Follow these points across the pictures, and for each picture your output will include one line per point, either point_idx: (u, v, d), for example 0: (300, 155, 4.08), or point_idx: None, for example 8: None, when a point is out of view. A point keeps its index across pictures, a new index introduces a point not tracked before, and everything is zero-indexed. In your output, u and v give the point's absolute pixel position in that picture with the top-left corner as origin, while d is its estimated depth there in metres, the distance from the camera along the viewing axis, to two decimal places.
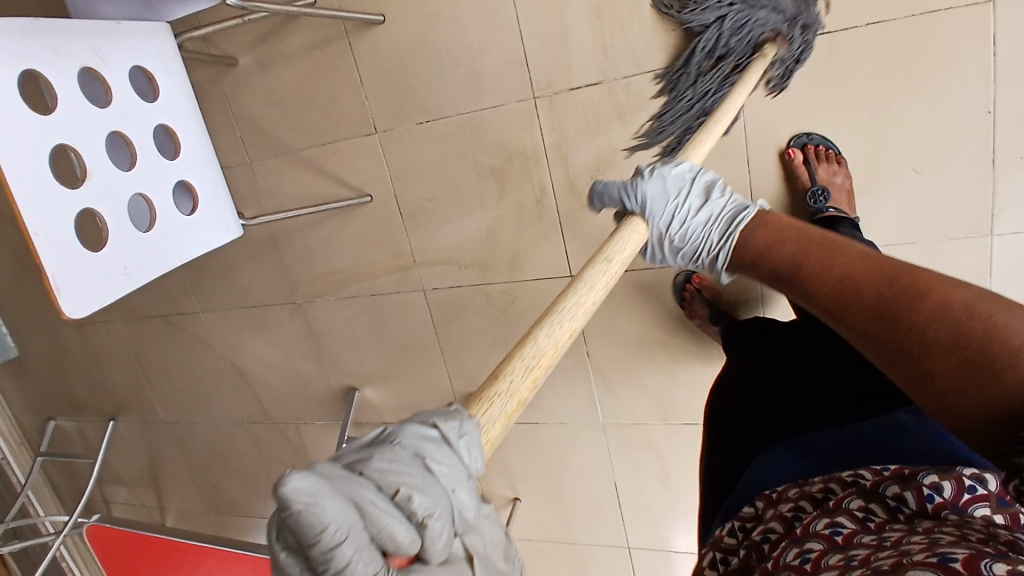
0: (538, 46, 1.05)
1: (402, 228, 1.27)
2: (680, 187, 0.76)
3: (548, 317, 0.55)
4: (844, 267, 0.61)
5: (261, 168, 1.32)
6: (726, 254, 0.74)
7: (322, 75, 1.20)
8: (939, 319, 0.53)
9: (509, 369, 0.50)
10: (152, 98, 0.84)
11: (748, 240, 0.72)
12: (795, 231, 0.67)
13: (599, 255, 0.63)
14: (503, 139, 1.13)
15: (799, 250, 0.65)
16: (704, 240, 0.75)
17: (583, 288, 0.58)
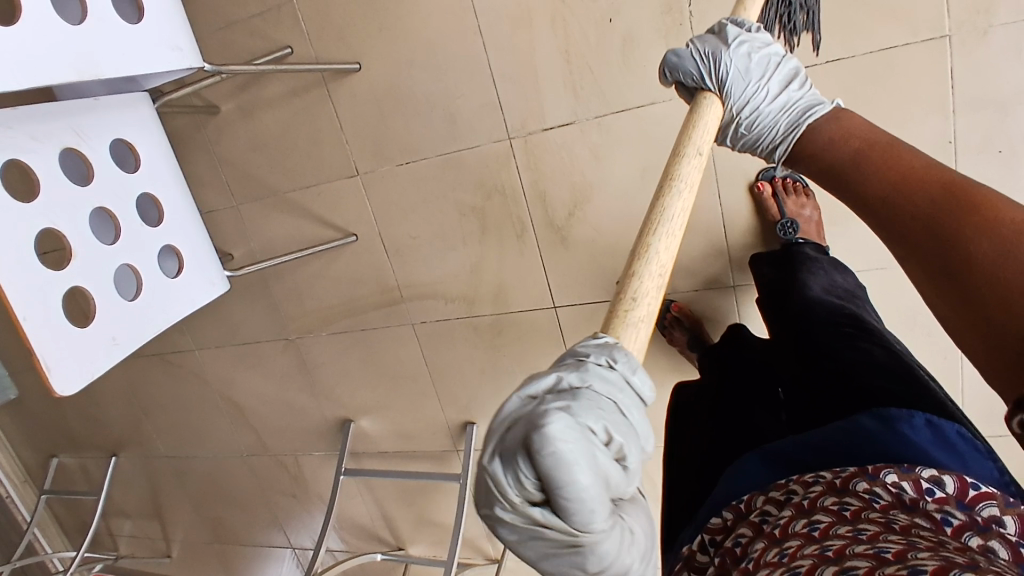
0: (512, 87, 1.07)
1: (388, 265, 1.29)
2: (763, 69, 0.72)
3: (653, 224, 0.54)
4: (904, 171, 0.61)
5: (246, 211, 1.34)
6: (788, 147, 0.73)
7: (302, 121, 1.22)
8: (988, 237, 0.53)
9: (638, 287, 0.50)
10: (133, 168, 0.84)
11: (817, 133, 0.71)
12: (865, 131, 0.66)
13: (688, 148, 0.60)
14: (482, 178, 1.15)
15: (860, 151, 0.65)
16: (770, 128, 0.73)
17: (680, 194, 0.56)
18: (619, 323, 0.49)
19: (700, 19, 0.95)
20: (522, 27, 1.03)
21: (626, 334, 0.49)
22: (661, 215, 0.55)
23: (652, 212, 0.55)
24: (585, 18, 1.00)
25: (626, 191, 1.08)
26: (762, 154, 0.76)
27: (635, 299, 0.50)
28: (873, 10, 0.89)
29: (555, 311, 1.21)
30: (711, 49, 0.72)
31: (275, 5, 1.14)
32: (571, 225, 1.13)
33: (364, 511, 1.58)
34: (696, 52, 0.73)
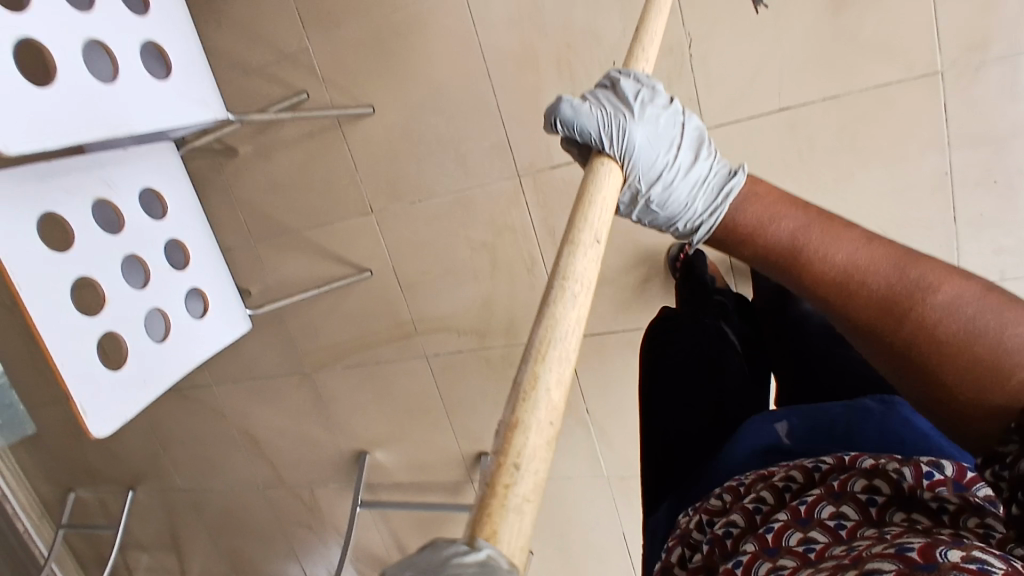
0: (520, 128, 1.11)
1: (401, 299, 1.32)
2: (670, 140, 0.69)
3: (541, 347, 0.44)
4: (848, 258, 0.61)
5: (263, 248, 1.38)
6: (708, 229, 0.69)
7: (317, 163, 1.26)
8: (965, 332, 0.56)
9: (529, 416, 0.40)
10: (160, 217, 0.87)
11: (738, 213, 0.68)
12: (787, 204, 0.66)
13: (576, 237, 0.52)
14: (493, 214, 1.19)
15: (796, 236, 0.63)
16: (686, 207, 0.69)
17: (574, 299, 0.48)
18: (493, 511, 0.36)
19: (701, 61, 1.00)
20: (529, 70, 1.06)
21: (503, 533, 0.36)
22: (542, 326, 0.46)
23: (540, 327, 0.46)
24: (590, 61, 1.03)
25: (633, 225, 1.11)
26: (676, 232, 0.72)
27: (516, 464, 0.38)
28: (867, 49, 0.93)
29: None
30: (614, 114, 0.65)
31: (291, 52, 1.18)
32: None
33: (380, 542, 1.59)
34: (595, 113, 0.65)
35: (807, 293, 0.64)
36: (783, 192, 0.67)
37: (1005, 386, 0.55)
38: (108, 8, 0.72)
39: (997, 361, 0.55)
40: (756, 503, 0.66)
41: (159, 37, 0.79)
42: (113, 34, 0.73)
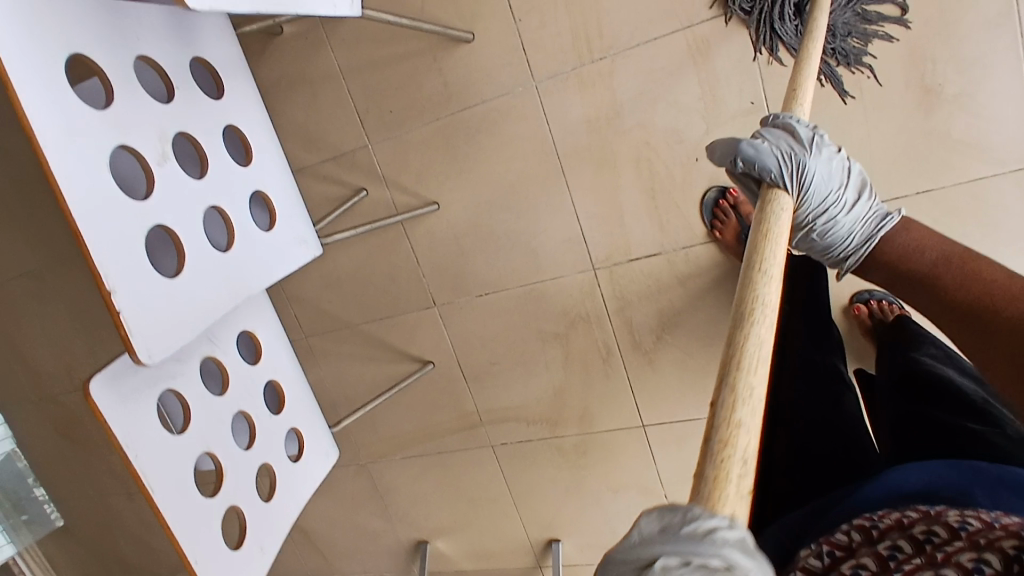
0: (596, 222, 1.08)
1: (466, 390, 1.28)
2: (839, 178, 0.72)
3: (745, 357, 0.41)
4: (980, 281, 0.60)
5: (317, 341, 1.32)
6: (860, 257, 0.74)
7: (377, 258, 1.22)
8: None
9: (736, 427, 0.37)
10: (254, 361, 0.82)
11: (890, 244, 0.71)
12: (940, 240, 0.67)
13: (755, 271, 0.48)
14: (566, 307, 1.16)
15: (938, 262, 0.65)
16: (847, 236, 0.74)
17: (763, 322, 0.44)
18: (718, 490, 0.35)
19: None
20: (606, 168, 1.05)
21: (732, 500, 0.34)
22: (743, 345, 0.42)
23: (736, 346, 0.42)
24: (670, 158, 1.02)
25: (715, 316, 1.09)
26: (832, 258, 0.76)
27: (742, 461, 0.36)
28: (957, 146, 0.92)
29: (643, 430, 1.20)
30: (796, 149, 0.68)
31: (349, 150, 1.14)
32: (658, 348, 1.14)
33: None
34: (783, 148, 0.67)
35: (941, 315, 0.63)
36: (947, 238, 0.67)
37: None
38: (218, 164, 0.65)
39: None
40: (891, 550, 0.45)
41: (262, 180, 0.72)
42: (226, 194, 0.66)
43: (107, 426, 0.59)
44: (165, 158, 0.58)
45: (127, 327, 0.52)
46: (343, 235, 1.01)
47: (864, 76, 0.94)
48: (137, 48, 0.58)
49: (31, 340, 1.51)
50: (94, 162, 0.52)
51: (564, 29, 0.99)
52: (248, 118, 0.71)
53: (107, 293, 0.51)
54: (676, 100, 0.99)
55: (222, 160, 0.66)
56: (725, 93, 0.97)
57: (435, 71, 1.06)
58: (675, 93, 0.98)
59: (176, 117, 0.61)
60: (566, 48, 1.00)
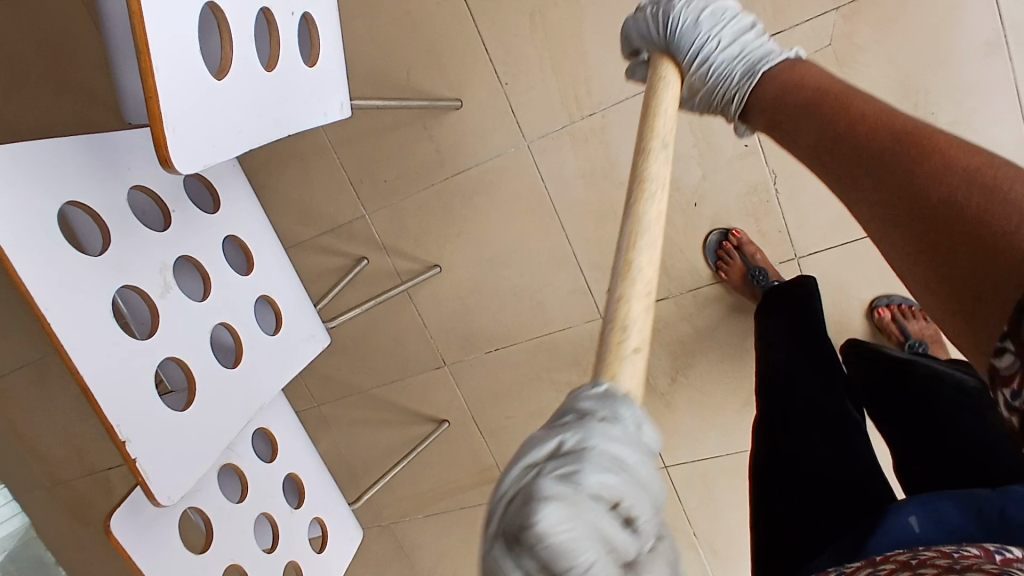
0: (600, 272, 1.08)
1: (484, 445, 1.26)
2: (713, 18, 0.59)
3: (631, 238, 0.43)
4: (856, 118, 0.50)
5: (330, 408, 1.32)
6: (744, 98, 0.60)
7: (385, 321, 1.22)
8: (950, 178, 0.42)
9: (626, 314, 0.39)
10: (270, 460, 0.82)
11: (766, 87, 0.59)
12: (818, 77, 0.56)
13: (653, 140, 0.49)
14: (577, 357, 1.15)
15: (814, 98, 0.53)
16: (726, 79, 0.60)
17: (655, 197, 0.45)
18: (618, 345, 0.38)
19: (788, 195, 0.98)
20: (604, 219, 1.05)
21: (624, 378, 0.37)
22: (635, 215, 0.45)
23: (626, 230, 0.44)
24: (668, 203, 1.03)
25: (728, 354, 1.08)
26: (721, 110, 0.62)
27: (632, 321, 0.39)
28: None
29: (666, 471, 1.18)
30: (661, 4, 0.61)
31: (346, 222, 1.16)
32: (675, 390, 1.13)
33: None
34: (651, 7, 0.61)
35: (814, 153, 0.52)
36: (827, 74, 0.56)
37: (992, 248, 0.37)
38: (221, 282, 0.66)
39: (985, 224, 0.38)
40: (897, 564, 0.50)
41: (266, 285, 0.73)
42: (230, 310, 0.66)
43: (131, 560, 0.59)
44: (168, 290, 0.59)
45: (144, 473, 0.54)
46: (349, 313, 1.01)
47: None
48: (131, 180, 0.59)
49: (43, 432, 1.51)
50: (98, 309, 0.52)
51: (551, 88, 0.99)
52: (247, 224, 0.73)
53: (122, 444, 0.53)
54: None
55: (224, 276, 0.67)
56: (719, 135, 0.98)
57: (427, 138, 1.07)
58: None
59: (175, 244, 0.62)
60: (553, 106, 1.00)
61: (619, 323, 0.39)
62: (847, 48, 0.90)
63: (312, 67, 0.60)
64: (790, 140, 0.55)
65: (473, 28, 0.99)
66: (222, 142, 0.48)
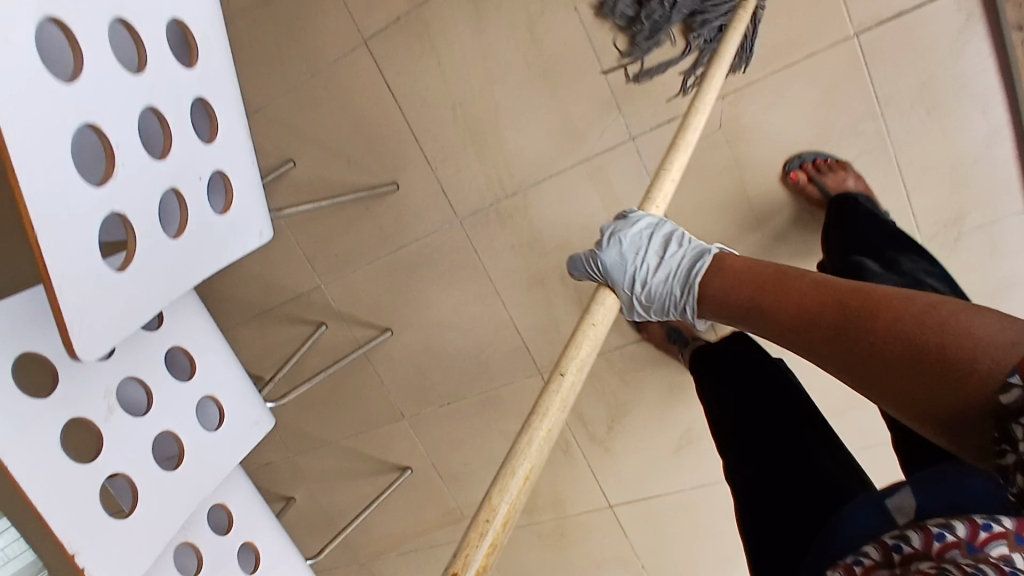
0: (537, 333, 1.16)
1: (444, 489, 1.35)
2: (642, 251, 0.75)
3: (506, 477, 0.55)
4: (799, 300, 0.58)
5: (303, 457, 1.42)
6: (689, 307, 0.72)
7: (347, 380, 1.32)
8: (898, 326, 0.49)
9: (470, 544, 0.51)
10: (225, 531, 0.92)
11: (710, 288, 0.70)
12: (749, 271, 0.65)
13: (555, 375, 0.62)
14: (523, 409, 1.23)
15: (756, 294, 0.62)
16: (665, 296, 0.74)
17: (537, 432, 0.58)
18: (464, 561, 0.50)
19: None
20: (536, 286, 1.13)
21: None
22: (525, 440, 0.58)
23: (507, 465, 0.56)
24: None
25: (658, 403, 1.17)
26: (677, 315, 0.74)
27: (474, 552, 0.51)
28: None
29: (612, 510, 1.27)
30: (593, 249, 0.77)
31: (304, 292, 1.25)
32: (612, 436, 1.22)
33: None
34: (589, 251, 0.78)
35: (777, 331, 0.59)
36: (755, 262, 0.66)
37: (962, 375, 0.44)
38: (163, 392, 0.76)
39: (948, 354, 0.45)
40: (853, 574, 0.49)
41: (209, 387, 0.83)
42: (173, 416, 0.76)
43: None
44: (111, 413, 0.69)
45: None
46: (302, 385, 1.11)
47: (750, 187, 0.99)
48: None
49: None
50: (46, 443, 0.62)
51: (476, 171, 1.08)
52: (192, 335, 0.83)
53: (71, 557, 0.63)
54: (588, 222, 1.06)
55: (167, 386, 0.77)
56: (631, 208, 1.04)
57: (370, 217, 1.16)
58: (584, 218, 1.06)
59: (120, 366, 0.72)
60: (480, 187, 1.09)
61: (461, 557, 0.51)
62: (739, 131, 0.97)
63: (225, 215, 0.69)
64: (752, 324, 0.62)
65: (402, 119, 1.07)
66: (133, 311, 0.58)
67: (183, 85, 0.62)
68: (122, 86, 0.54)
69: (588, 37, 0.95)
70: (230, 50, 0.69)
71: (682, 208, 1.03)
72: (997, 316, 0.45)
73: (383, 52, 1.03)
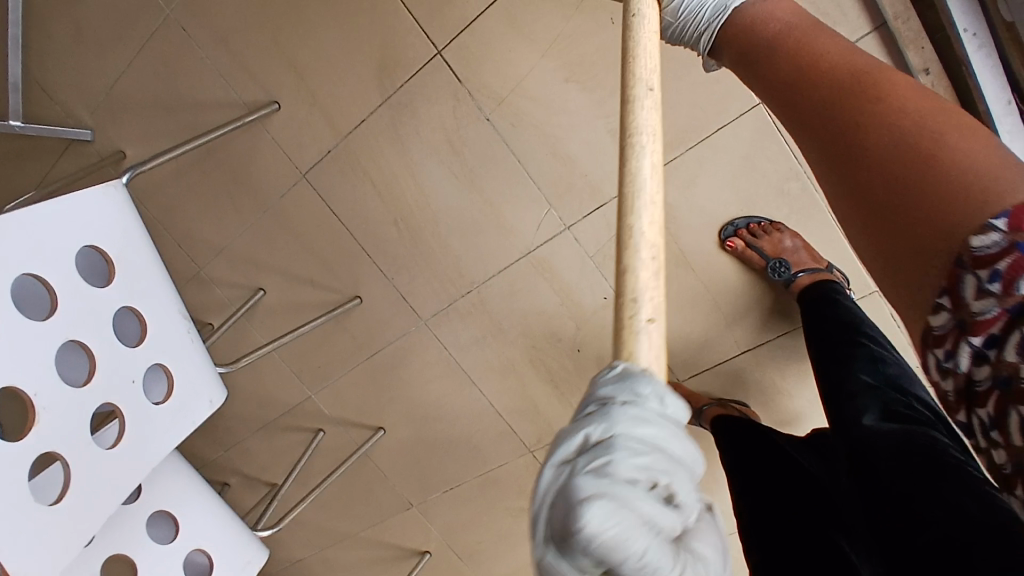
0: (518, 415, 1.18)
1: (466, 568, 1.38)
2: None
3: (624, 323, 0.36)
4: (809, 63, 0.52)
5: (331, 551, 1.48)
6: (712, 35, 0.61)
7: (356, 477, 1.38)
8: (882, 128, 0.45)
9: (634, 286, 0.36)
10: None
11: (741, 9, 0.59)
12: (786, 12, 0.56)
13: (635, 87, 0.43)
14: (521, 486, 1.25)
15: (777, 39, 0.55)
16: (696, 10, 0.61)
17: (648, 145, 0.40)
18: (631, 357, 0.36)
19: None
20: (507, 371, 1.15)
21: (644, 356, 0.35)
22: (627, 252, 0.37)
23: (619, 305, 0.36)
24: (555, 355, 1.11)
25: None
26: (687, 42, 0.63)
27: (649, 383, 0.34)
28: None
29: None
30: None
31: (298, 402, 1.31)
32: None
33: None
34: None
35: (774, 93, 0.54)
36: (796, 9, 0.57)
37: (922, 197, 0.42)
38: (150, 559, 0.83)
39: (917, 176, 0.42)
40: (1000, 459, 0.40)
41: (194, 542, 0.88)
42: None
43: None
44: None
45: None
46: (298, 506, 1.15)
47: (690, 255, 0.98)
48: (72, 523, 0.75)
49: None
50: None
51: (428, 275, 1.11)
52: (173, 492, 0.89)
53: None
54: (542, 309, 1.08)
55: (156, 554, 0.84)
56: (579, 291, 1.05)
57: (343, 329, 1.21)
58: (538, 305, 1.08)
59: (105, 545, 0.80)
60: (435, 289, 1.12)
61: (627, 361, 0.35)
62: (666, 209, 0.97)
63: (166, 402, 0.75)
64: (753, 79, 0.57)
65: (352, 237, 1.12)
66: (74, 533, 0.63)
67: (102, 305, 0.68)
68: (30, 341, 0.60)
69: (506, 143, 0.99)
70: (154, 249, 0.75)
71: None
72: (987, 148, 0.41)
73: (324, 182, 1.09)
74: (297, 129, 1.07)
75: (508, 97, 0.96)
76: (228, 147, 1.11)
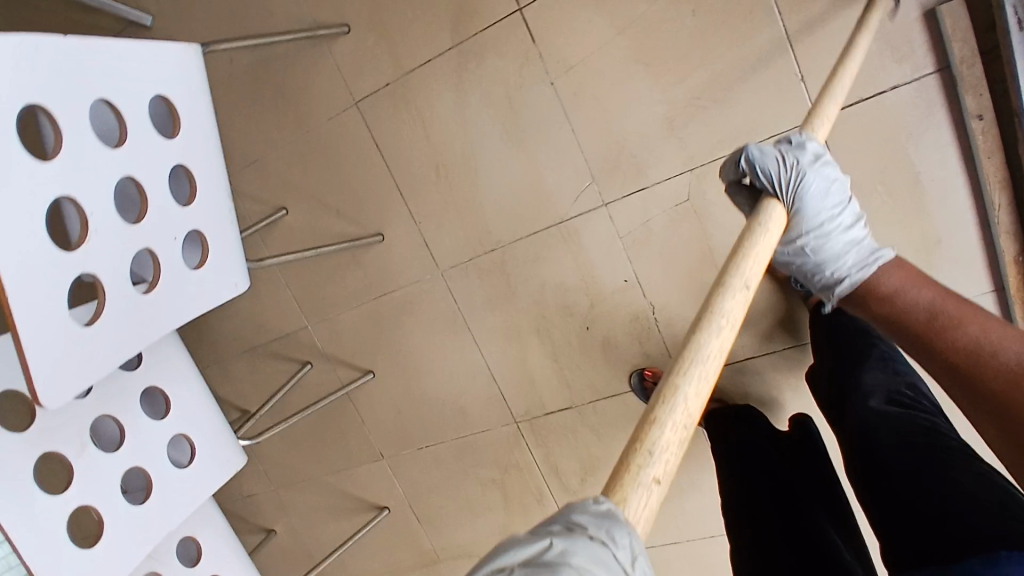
0: (512, 384, 1.19)
1: (422, 532, 1.37)
2: (833, 196, 0.74)
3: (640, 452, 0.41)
4: (963, 342, 0.68)
5: (288, 492, 1.46)
6: (848, 285, 0.77)
7: (332, 419, 1.36)
8: None
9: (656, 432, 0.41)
10: (194, 563, 0.96)
11: (881, 279, 0.76)
12: (935, 286, 0.73)
13: (730, 280, 0.52)
14: (497, 457, 1.25)
15: (930, 306, 0.72)
16: (837, 258, 0.77)
17: (719, 331, 0.48)
18: (624, 480, 0.40)
19: (666, 325, 1.06)
20: (511, 337, 1.16)
21: (633, 503, 0.39)
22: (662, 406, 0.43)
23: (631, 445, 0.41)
24: (563, 329, 1.12)
25: None
26: (822, 286, 0.80)
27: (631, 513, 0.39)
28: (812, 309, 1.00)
29: None
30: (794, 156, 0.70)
31: (293, 331, 1.30)
32: (585, 489, 1.20)
33: None
34: (776, 152, 0.71)
35: (925, 351, 0.71)
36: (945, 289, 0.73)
37: None
38: (136, 432, 0.81)
39: None
40: None
41: (180, 427, 0.88)
42: (147, 457, 0.82)
43: None
44: (83, 449, 0.75)
45: None
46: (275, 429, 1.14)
47: (717, 254, 1.00)
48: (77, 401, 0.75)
49: None
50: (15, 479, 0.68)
51: (455, 227, 1.12)
52: (169, 375, 0.88)
53: None
54: (560, 282, 1.10)
55: (143, 430, 0.82)
56: (601, 270, 1.07)
57: (356, 265, 1.21)
58: (557, 277, 1.10)
59: (94, 407, 0.78)
60: (459, 242, 1.13)
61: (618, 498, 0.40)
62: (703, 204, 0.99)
63: (198, 270, 0.74)
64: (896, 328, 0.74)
65: (388, 174, 1.13)
66: (94, 362, 0.62)
67: (164, 154, 0.68)
68: (97, 161, 0.60)
69: (564, 111, 1.01)
70: (215, 126, 0.76)
71: (650, 271, 1.04)
72: None
73: (374, 114, 1.10)
74: (359, 57, 1.08)
75: (577, 67, 0.98)
76: (286, 63, 1.12)
